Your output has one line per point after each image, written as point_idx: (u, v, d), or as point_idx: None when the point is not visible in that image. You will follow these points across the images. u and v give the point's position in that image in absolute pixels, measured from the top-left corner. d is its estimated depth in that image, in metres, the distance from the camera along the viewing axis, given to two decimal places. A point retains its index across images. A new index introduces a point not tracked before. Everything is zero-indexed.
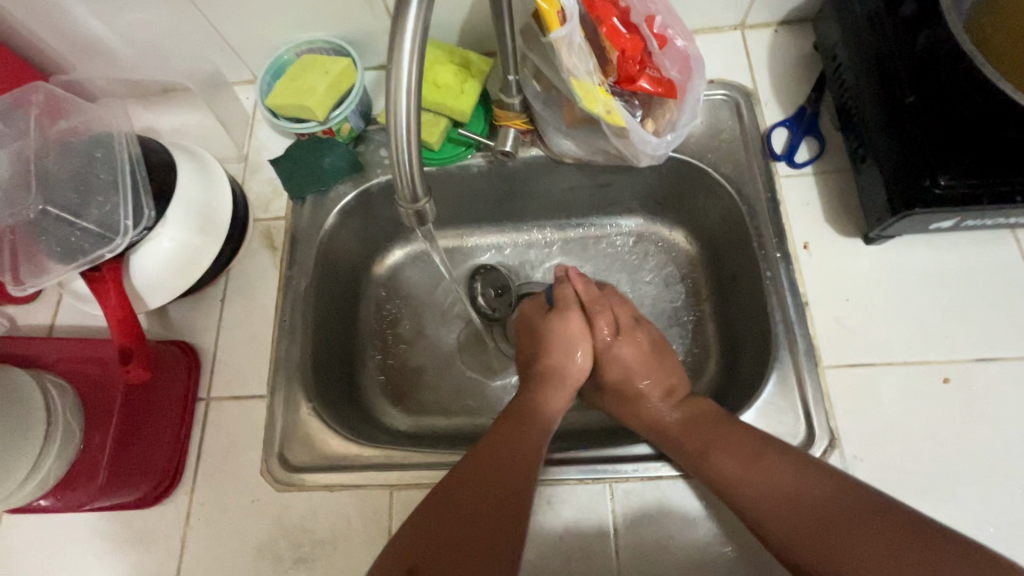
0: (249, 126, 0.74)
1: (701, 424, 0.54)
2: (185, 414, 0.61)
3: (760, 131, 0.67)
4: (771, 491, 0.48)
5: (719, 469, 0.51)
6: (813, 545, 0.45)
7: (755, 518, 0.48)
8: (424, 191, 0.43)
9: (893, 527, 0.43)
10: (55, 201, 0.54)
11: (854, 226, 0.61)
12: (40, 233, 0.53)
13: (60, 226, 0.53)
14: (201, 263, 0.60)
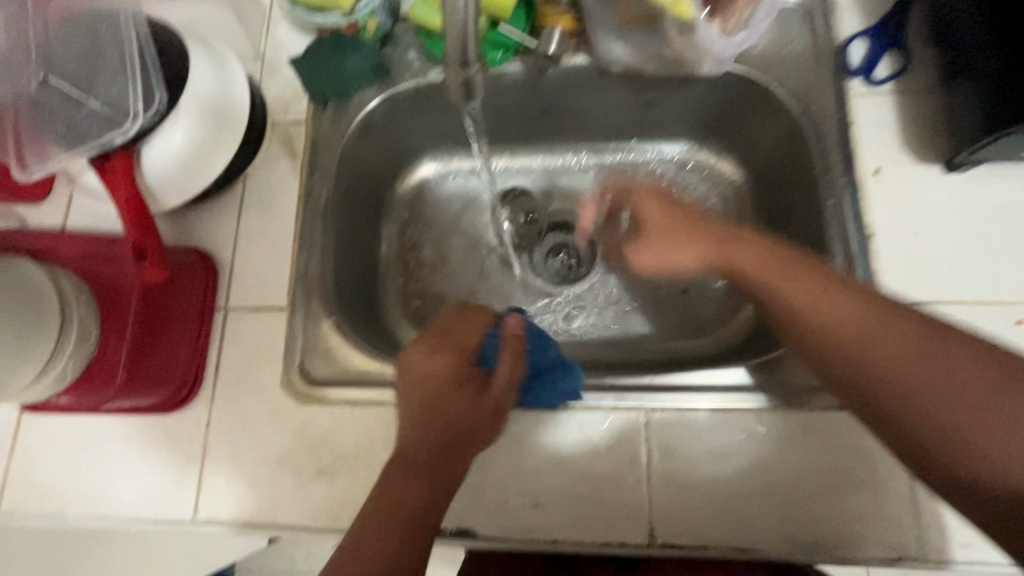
0: (267, 21, 0.68)
1: (763, 265, 0.50)
2: (204, 324, 0.58)
3: (834, 43, 0.59)
4: (857, 334, 0.44)
5: (802, 313, 0.47)
6: (900, 383, 0.42)
7: (836, 364, 0.45)
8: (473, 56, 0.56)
9: (982, 358, 0.41)
10: (60, 75, 0.50)
11: (933, 153, 0.55)
12: (45, 109, 0.49)
13: (67, 103, 0.49)
14: (215, 164, 0.55)
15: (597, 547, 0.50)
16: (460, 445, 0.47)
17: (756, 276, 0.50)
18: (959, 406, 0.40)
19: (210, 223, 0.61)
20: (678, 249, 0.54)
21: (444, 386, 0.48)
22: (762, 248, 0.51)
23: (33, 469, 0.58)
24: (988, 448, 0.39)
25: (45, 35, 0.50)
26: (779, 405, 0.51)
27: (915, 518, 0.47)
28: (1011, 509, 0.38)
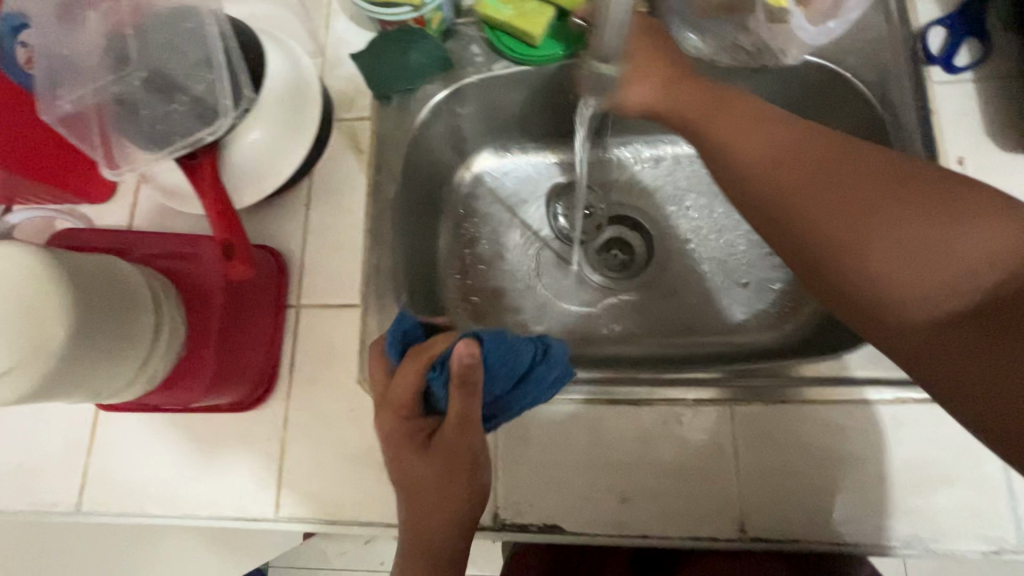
0: (328, 16, 0.67)
1: (766, 141, 0.48)
2: (279, 321, 0.58)
3: (912, 30, 0.58)
4: (793, 188, 0.46)
5: (762, 170, 0.48)
6: (841, 222, 0.43)
7: (781, 210, 0.46)
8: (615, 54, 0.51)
9: (890, 181, 0.43)
10: (146, 71, 0.48)
11: (1017, 141, 0.54)
12: (133, 107, 0.48)
13: (156, 100, 0.48)
14: (291, 163, 0.55)
15: (687, 540, 0.50)
16: (438, 510, 0.44)
17: (739, 145, 0.49)
18: (849, 236, 0.43)
19: (278, 220, 0.61)
20: (682, 95, 0.53)
21: (416, 457, 0.44)
22: (777, 127, 0.49)
23: (113, 467, 0.58)
24: (880, 266, 0.41)
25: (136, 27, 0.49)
26: (866, 395, 0.51)
27: (1010, 507, 0.47)
28: (934, 345, 0.40)
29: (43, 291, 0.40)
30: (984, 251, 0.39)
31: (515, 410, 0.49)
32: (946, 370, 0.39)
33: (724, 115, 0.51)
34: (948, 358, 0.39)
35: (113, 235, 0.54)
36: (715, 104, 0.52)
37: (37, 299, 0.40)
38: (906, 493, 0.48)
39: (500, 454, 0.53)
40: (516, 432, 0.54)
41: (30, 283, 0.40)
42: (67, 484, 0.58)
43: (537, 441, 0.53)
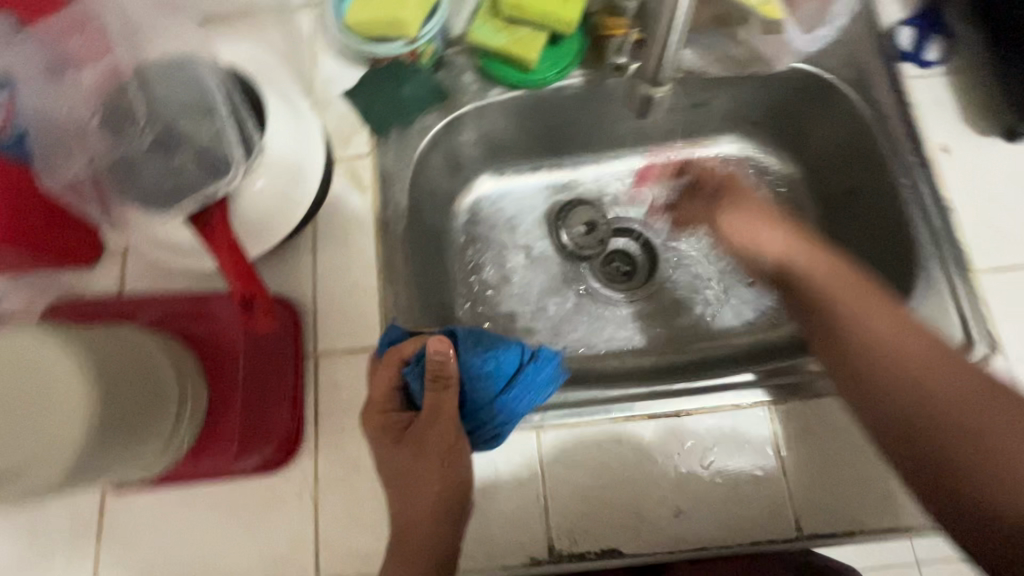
0: (313, 53, 0.65)
1: (879, 319, 0.49)
2: (298, 374, 0.55)
3: (882, 30, 0.62)
4: (836, 292, 0.52)
5: (887, 337, 0.48)
6: (929, 411, 0.44)
7: (889, 389, 0.46)
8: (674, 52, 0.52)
9: (995, 398, 0.43)
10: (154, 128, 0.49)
11: (991, 126, 0.59)
12: (139, 163, 0.48)
13: (162, 157, 0.48)
14: (299, 207, 0.53)
15: (745, 546, 0.50)
16: (423, 511, 0.48)
17: (860, 326, 0.49)
18: (968, 458, 0.42)
19: (287, 267, 0.59)
20: (761, 233, 0.58)
21: (404, 442, 0.51)
22: (882, 306, 0.50)
23: (125, 554, 0.53)
24: (991, 462, 0.41)
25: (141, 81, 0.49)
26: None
27: None
28: (999, 549, 0.40)
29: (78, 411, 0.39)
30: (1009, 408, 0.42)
31: (508, 416, 0.51)
32: (983, 549, 0.40)
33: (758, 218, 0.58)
34: (981, 540, 0.41)
35: (118, 300, 0.53)
36: (849, 287, 0.52)
37: (60, 446, 0.39)
38: None
39: (547, 484, 0.52)
40: (562, 458, 0.53)
41: (72, 422, 0.39)
42: None
43: (587, 465, 0.52)
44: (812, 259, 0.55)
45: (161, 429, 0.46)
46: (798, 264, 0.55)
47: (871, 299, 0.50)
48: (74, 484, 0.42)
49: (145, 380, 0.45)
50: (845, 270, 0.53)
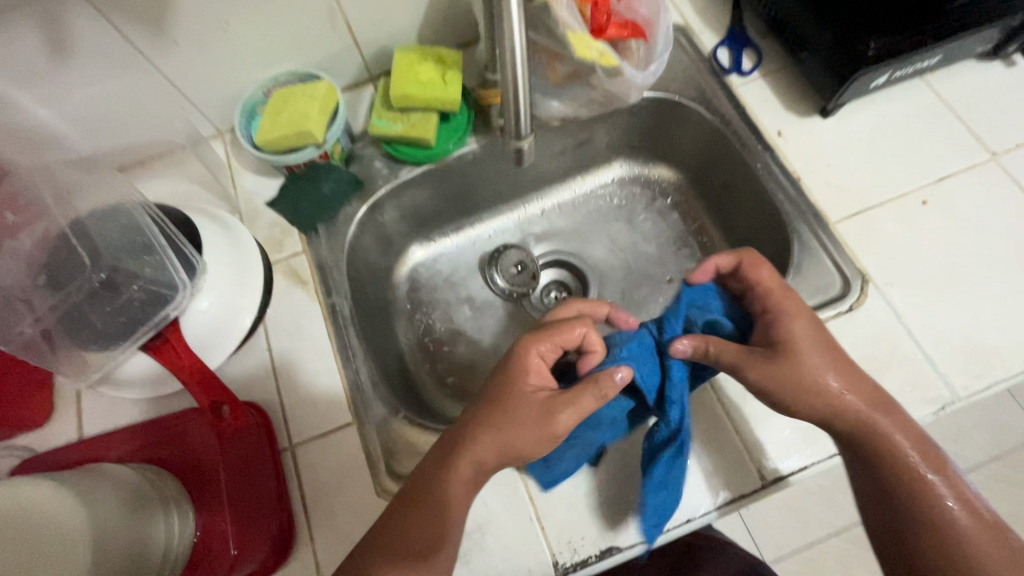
0: (232, 175, 0.71)
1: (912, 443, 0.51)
2: (280, 471, 0.56)
3: (705, 55, 0.76)
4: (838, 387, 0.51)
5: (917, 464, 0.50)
6: (929, 518, 0.48)
7: (895, 490, 0.50)
8: (525, 130, 0.54)
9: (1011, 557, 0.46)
10: (101, 269, 0.52)
11: (810, 107, 0.71)
12: (91, 308, 0.51)
13: (112, 294, 0.51)
14: (246, 315, 0.56)
15: (723, 505, 0.55)
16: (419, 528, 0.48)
17: (891, 443, 0.51)
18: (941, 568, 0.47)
19: (246, 372, 0.61)
20: (790, 300, 0.54)
21: (517, 404, 0.51)
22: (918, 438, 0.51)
23: None
24: None
25: (79, 231, 0.52)
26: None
27: (939, 369, 0.58)
28: None
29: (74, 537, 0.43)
30: None
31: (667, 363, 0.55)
32: None
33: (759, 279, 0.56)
34: None
35: (87, 445, 0.55)
36: (829, 355, 0.52)
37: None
38: None
39: (536, 505, 0.56)
40: (545, 476, 0.56)
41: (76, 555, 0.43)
42: None
43: (569, 476, 0.57)
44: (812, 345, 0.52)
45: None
46: (757, 376, 0.51)
47: (886, 408, 0.52)
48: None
49: (134, 549, 0.46)
50: (820, 339, 0.53)
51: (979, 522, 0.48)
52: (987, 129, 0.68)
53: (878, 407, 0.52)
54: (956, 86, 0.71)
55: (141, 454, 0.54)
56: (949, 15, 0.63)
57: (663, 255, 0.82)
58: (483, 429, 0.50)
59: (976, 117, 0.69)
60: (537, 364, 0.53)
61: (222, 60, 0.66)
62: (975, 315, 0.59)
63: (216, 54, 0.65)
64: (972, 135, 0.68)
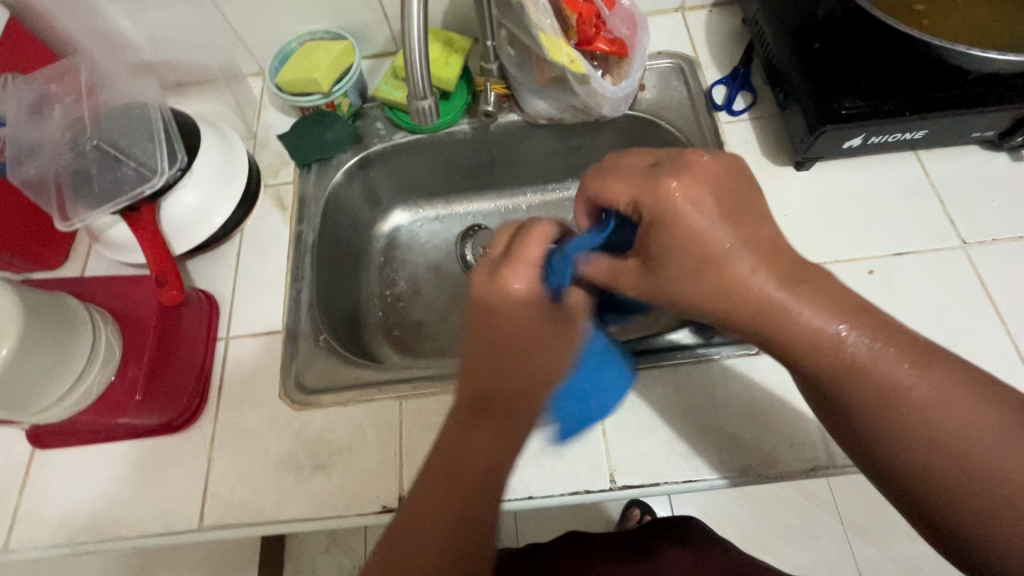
0: (259, 108, 0.83)
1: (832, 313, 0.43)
2: (208, 352, 0.67)
3: (703, 89, 0.78)
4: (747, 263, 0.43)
5: (841, 334, 0.42)
6: (861, 387, 0.42)
7: (839, 393, 0.43)
8: (428, 90, 0.58)
9: (954, 394, 0.41)
10: (104, 138, 0.63)
11: (786, 158, 0.72)
12: (87, 167, 0.62)
13: (106, 159, 0.62)
14: (217, 218, 0.67)
15: (567, 495, 0.57)
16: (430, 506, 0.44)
17: (796, 318, 0.43)
18: (903, 462, 0.42)
19: (214, 267, 0.72)
20: (662, 184, 0.45)
21: (495, 320, 0.47)
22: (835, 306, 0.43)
23: (44, 500, 0.62)
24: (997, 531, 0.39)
25: (99, 109, 0.65)
26: (693, 359, 0.62)
27: (825, 433, 0.57)
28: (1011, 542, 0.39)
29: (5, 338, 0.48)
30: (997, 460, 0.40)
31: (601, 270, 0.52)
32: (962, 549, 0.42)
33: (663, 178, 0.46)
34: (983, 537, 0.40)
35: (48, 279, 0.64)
36: (759, 244, 0.44)
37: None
38: (740, 433, 0.58)
39: (404, 444, 0.61)
40: (417, 422, 0.62)
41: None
42: None
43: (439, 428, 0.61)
44: (692, 205, 0.44)
45: (38, 404, 0.52)
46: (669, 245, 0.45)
47: (811, 288, 0.43)
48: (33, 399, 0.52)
49: (54, 360, 0.52)
50: (742, 215, 0.44)
51: (947, 388, 0.41)
52: (966, 217, 0.65)
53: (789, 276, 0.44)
54: (948, 169, 0.68)
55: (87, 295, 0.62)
56: (949, 90, 0.61)
57: None
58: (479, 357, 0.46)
59: (959, 203, 0.66)
60: (519, 286, 0.47)
61: (269, 9, 0.77)
62: None
63: (265, 3, 0.77)
64: (948, 220, 0.65)
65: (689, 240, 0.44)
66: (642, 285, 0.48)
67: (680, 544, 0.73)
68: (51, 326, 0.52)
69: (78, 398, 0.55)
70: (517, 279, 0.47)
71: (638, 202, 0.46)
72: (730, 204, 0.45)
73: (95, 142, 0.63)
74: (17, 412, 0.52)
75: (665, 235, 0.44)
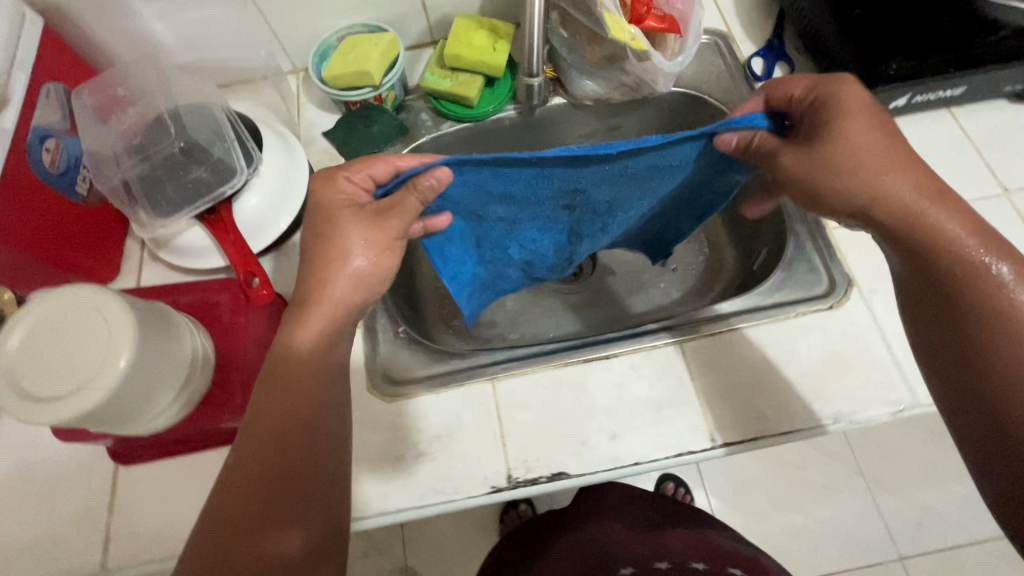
0: (299, 107, 0.82)
1: (950, 220, 0.48)
2: None
3: (740, 62, 0.81)
4: (889, 172, 0.49)
5: (962, 242, 0.47)
6: (964, 281, 0.47)
7: (947, 293, 0.48)
8: (538, 69, 0.73)
9: None
10: (185, 139, 0.63)
11: None
12: (170, 170, 0.61)
13: (187, 161, 0.61)
14: (280, 222, 0.65)
15: (671, 458, 0.59)
16: (258, 452, 0.47)
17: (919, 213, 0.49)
18: (976, 347, 0.45)
19: None
20: (836, 85, 0.51)
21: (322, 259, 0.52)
22: (953, 215, 0.48)
23: (137, 516, 0.61)
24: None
25: (175, 113, 0.64)
26: (737, 324, 0.65)
27: (906, 376, 0.60)
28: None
29: (116, 348, 0.46)
30: None
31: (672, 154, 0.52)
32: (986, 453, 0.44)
33: (837, 78, 0.52)
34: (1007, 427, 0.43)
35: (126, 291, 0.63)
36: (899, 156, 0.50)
37: (98, 384, 0.45)
38: (826, 382, 0.61)
39: (502, 424, 0.62)
40: (513, 403, 0.63)
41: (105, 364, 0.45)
42: (89, 548, 0.59)
43: (535, 406, 0.62)
44: (858, 107, 0.50)
45: (142, 416, 0.50)
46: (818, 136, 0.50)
47: (942, 199, 0.49)
48: (139, 412, 0.49)
49: (158, 369, 0.50)
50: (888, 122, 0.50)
51: None
52: (1004, 166, 0.70)
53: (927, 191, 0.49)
54: (980, 122, 0.73)
55: (167, 298, 0.60)
56: (983, 47, 0.66)
57: None
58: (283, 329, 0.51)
59: (995, 154, 0.71)
60: (344, 194, 0.53)
61: (308, 5, 0.76)
62: None
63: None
64: (988, 170, 0.70)
65: (841, 126, 0.49)
66: (795, 164, 0.51)
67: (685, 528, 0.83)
68: (152, 333, 0.49)
69: (178, 406, 0.53)
70: (339, 192, 0.53)
71: (817, 91, 0.52)
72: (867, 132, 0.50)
73: (177, 144, 0.62)
74: (121, 426, 0.50)
75: (827, 120, 0.50)
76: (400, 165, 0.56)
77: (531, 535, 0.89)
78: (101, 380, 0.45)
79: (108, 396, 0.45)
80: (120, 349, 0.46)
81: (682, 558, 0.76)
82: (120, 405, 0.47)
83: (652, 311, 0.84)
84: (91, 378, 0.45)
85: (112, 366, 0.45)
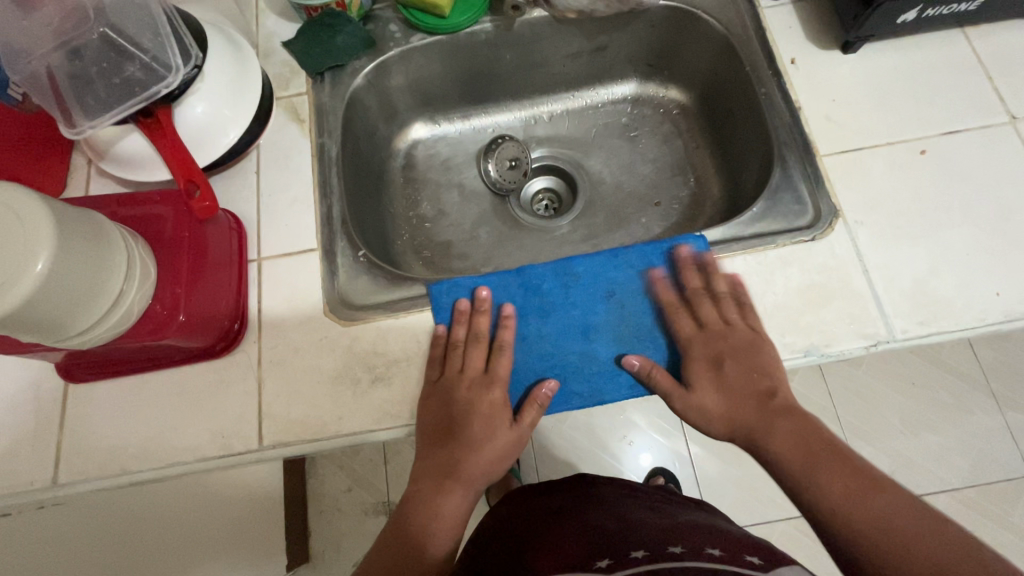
0: (257, 14, 0.76)
1: (841, 480, 0.49)
2: (241, 272, 0.63)
3: None
4: (787, 436, 0.53)
5: (837, 486, 0.49)
6: (798, 477, 0.51)
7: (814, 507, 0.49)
8: None
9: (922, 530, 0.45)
10: (116, 31, 0.57)
11: (833, 41, 0.69)
12: (98, 65, 0.56)
13: (119, 55, 0.56)
14: (228, 136, 0.62)
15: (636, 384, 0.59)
16: (426, 491, 0.56)
17: (817, 484, 0.49)
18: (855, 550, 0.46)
19: (234, 186, 0.67)
20: (716, 390, 0.57)
21: (460, 439, 0.57)
22: (842, 466, 0.50)
23: (87, 434, 0.59)
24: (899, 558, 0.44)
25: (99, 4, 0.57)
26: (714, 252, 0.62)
27: (884, 310, 0.58)
28: None
29: (32, 256, 0.43)
30: (892, 522, 0.46)
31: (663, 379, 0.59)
32: None
33: (826, 462, 0.50)
34: None
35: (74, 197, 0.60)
36: (805, 450, 0.51)
37: (8, 293, 0.42)
38: (799, 315, 0.58)
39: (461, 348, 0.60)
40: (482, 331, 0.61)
41: (17, 273, 0.42)
42: (42, 462, 0.59)
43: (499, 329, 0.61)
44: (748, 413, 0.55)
45: (72, 333, 0.48)
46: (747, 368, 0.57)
47: (873, 487, 0.48)
48: (65, 328, 0.47)
49: (87, 283, 0.46)
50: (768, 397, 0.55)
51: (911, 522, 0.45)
52: (1012, 91, 0.64)
53: (871, 483, 0.48)
54: (995, 44, 0.67)
55: (105, 209, 0.57)
56: None
57: (655, 174, 0.83)
58: (423, 483, 0.57)
59: (1007, 79, 0.65)
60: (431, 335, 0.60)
61: None
62: (930, 264, 0.59)
63: None
64: (997, 96, 0.64)
65: (762, 437, 0.54)
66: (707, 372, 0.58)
67: (706, 517, 0.68)
68: (82, 246, 0.46)
69: (111, 328, 0.50)
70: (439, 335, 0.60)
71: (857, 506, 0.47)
72: (726, 377, 0.57)
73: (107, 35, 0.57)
74: (51, 339, 0.48)
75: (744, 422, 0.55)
76: (477, 317, 0.62)
77: (533, 505, 0.73)
78: (14, 286, 0.42)
79: (22, 305, 0.42)
80: (33, 257, 0.43)
81: (693, 543, 0.56)
82: (43, 314, 0.44)
83: (642, 237, 0.80)
84: (8, 281, 0.42)
85: (27, 272, 0.42)
